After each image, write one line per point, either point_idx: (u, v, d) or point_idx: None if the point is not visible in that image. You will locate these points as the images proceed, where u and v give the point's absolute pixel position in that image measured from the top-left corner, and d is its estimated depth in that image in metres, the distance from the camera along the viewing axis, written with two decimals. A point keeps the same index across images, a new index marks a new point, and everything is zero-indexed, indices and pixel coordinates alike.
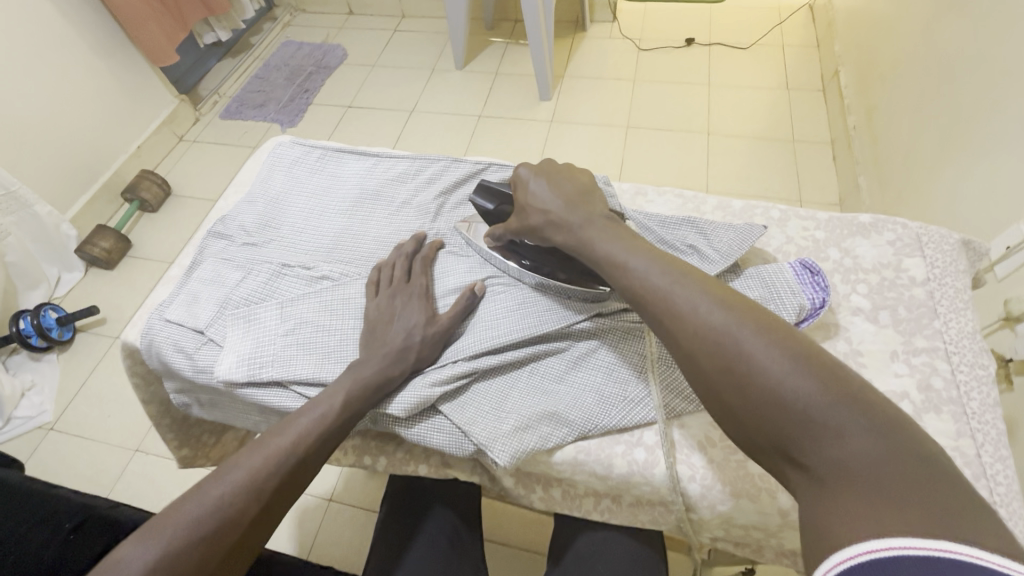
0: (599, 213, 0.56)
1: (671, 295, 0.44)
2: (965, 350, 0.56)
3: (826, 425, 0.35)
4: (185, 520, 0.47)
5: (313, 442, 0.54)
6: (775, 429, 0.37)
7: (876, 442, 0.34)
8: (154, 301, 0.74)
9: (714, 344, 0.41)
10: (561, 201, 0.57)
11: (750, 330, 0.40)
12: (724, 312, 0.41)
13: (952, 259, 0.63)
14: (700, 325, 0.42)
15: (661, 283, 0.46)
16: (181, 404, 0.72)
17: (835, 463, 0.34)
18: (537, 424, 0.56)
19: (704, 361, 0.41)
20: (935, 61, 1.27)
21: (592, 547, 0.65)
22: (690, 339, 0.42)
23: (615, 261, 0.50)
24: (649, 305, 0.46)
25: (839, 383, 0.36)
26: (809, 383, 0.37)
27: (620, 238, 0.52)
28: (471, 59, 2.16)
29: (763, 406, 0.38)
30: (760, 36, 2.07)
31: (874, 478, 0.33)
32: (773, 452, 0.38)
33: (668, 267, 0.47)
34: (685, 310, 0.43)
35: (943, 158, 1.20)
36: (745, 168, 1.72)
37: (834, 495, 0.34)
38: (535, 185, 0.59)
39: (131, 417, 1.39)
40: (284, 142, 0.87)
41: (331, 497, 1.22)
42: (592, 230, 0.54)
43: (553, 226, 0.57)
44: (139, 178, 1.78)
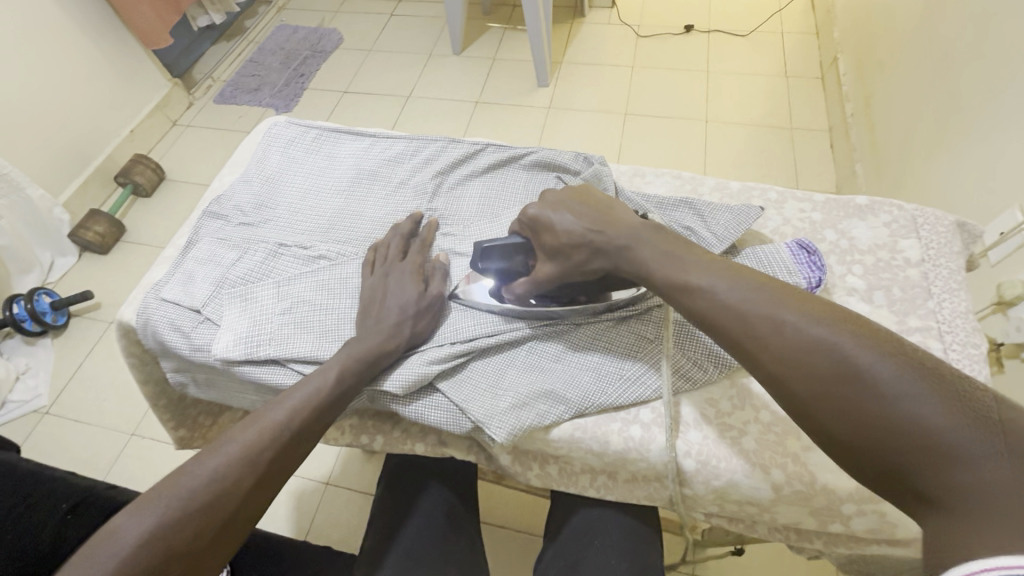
0: (638, 226, 0.55)
1: (754, 314, 0.44)
2: (958, 330, 0.57)
3: (944, 445, 0.35)
4: (181, 491, 0.48)
5: (307, 415, 0.54)
6: (888, 452, 0.37)
7: (1006, 468, 0.33)
8: (150, 280, 0.74)
9: (811, 362, 0.40)
10: (597, 225, 0.56)
11: (853, 346, 0.39)
12: (819, 327, 0.41)
13: (947, 240, 0.63)
14: (795, 343, 0.41)
15: (743, 301, 0.45)
16: (178, 384, 0.71)
17: (955, 486, 0.34)
18: (534, 401, 0.56)
19: (800, 379, 0.41)
20: (933, 48, 1.27)
21: (587, 523, 0.66)
22: (782, 358, 0.42)
23: (677, 282, 0.49)
24: (729, 327, 0.45)
25: (954, 404, 0.36)
26: (924, 401, 0.36)
27: (676, 257, 0.51)
28: (468, 44, 2.14)
29: (874, 425, 0.38)
30: (759, 23, 2.06)
31: (1008, 500, 0.32)
32: (886, 478, 0.38)
33: (745, 282, 0.46)
34: (774, 331, 0.42)
35: (939, 145, 1.20)
36: (742, 155, 1.72)
37: (956, 519, 0.34)
38: (558, 217, 0.57)
39: (126, 402, 1.39)
40: (279, 122, 0.86)
41: (328, 480, 1.22)
42: (641, 249, 0.53)
43: (598, 252, 0.55)
44: (132, 162, 1.76)
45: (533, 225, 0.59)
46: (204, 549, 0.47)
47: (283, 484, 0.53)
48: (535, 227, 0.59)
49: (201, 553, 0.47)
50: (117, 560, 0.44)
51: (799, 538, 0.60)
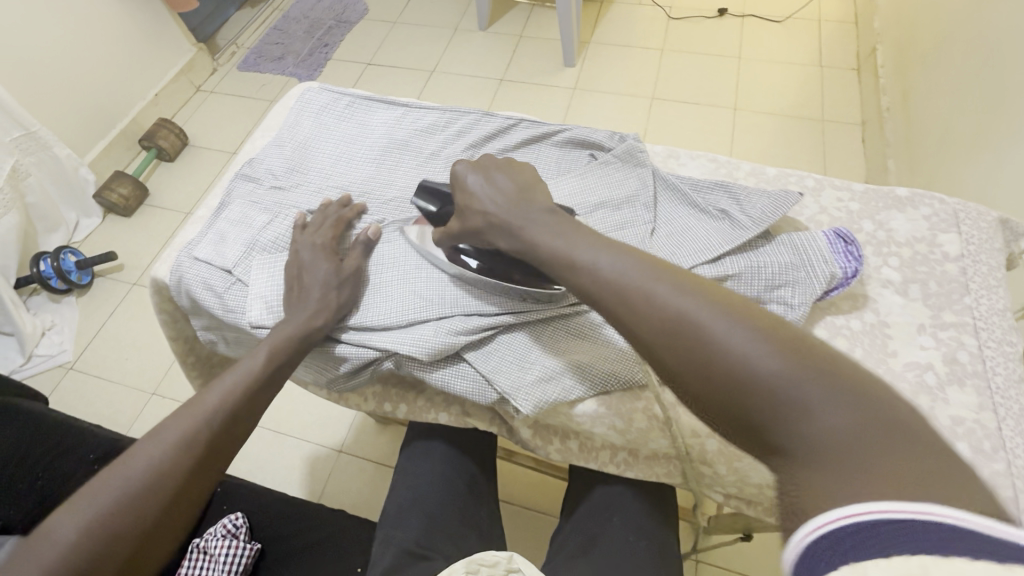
0: (542, 205, 0.53)
1: (624, 286, 0.42)
2: (994, 327, 0.56)
3: (798, 404, 0.34)
4: (123, 479, 0.48)
5: (238, 394, 0.56)
6: (743, 410, 0.35)
7: (852, 416, 0.33)
8: (182, 240, 0.74)
9: (671, 329, 0.39)
10: (505, 197, 0.55)
11: (708, 312, 0.38)
12: (683, 296, 0.40)
13: (988, 236, 0.62)
14: (654, 311, 0.40)
15: (618, 274, 0.43)
16: (208, 342, 0.73)
17: (808, 441, 0.33)
18: (560, 375, 0.57)
19: (667, 353, 0.39)
20: (977, 44, 1.24)
21: (608, 500, 0.67)
22: (648, 330, 0.40)
23: (562, 258, 0.47)
24: (606, 300, 0.43)
25: (804, 359, 0.35)
26: (776, 358, 0.35)
27: (562, 231, 0.50)
28: (495, 20, 2.11)
29: (725, 386, 0.36)
30: (796, 9, 2.00)
31: (853, 449, 0.31)
32: (743, 437, 0.36)
33: (618, 254, 0.45)
34: (642, 300, 0.41)
35: (979, 144, 1.17)
36: (770, 145, 1.69)
37: (814, 472, 0.32)
38: (475, 183, 0.57)
39: (147, 362, 1.42)
40: (313, 87, 0.86)
41: (341, 447, 1.25)
42: (532, 228, 0.51)
43: (494, 228, 0.54)
44: (157, 126, 1.77)
45: (455, 185, 0.59)
46: (150, 534, 0.48)
47: (230, 461, 0.55)
48: (455, 188, 0.59)
49: (146, 539, 0.47)
50: (57, 555, 0.43)
51: None
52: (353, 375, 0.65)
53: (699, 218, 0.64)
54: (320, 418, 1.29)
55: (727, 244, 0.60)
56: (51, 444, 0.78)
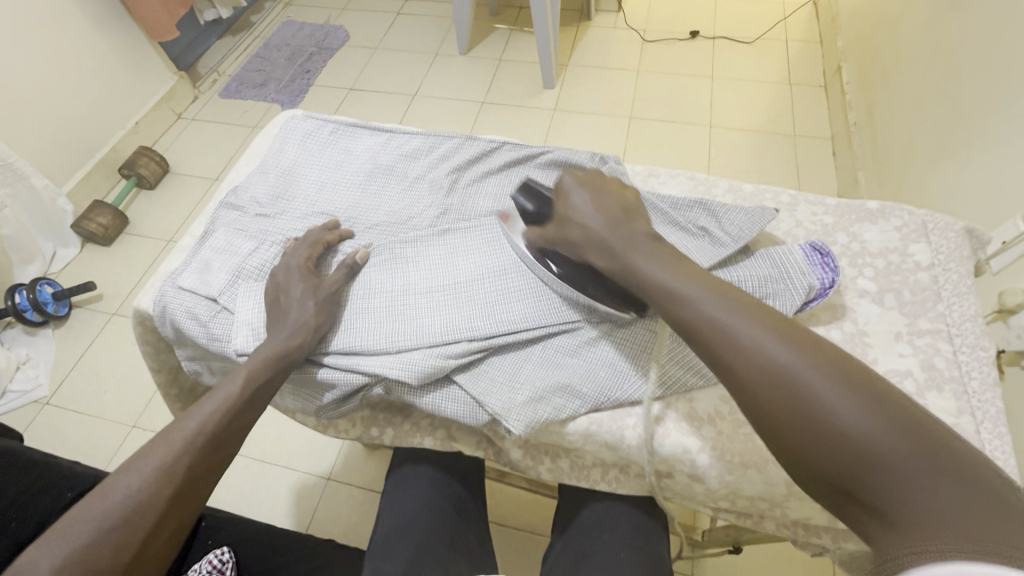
0: (643, 233, 0.52)
1: (728, 329, 0.42)
2: (967, 333, 0.58)
3: (899, 472, 0.34)
4: (102, 511, 0.47)
5: (217, 418, 0.54)
6: (845, 469, 0.36)
7: (956, 489, 0.33)
8: (165, 269, 0.73)
9: (775, 381, 0.39)
10: (605, 214, 0.54)
11: (814, 368, 0.39)
12: (785, 349, 0.40)
13: (957, 245, 0.64)
14: (759, 359, 0.40)
15: (719, 316, 0.43)
16: (193, 372, 0.71)
17: (909, 508, 0.34)
18: (550, 395, 0.57)
19: (773, 402, 0.39)
20: (935, 61, 1.30)
21: (597, 519, 0.67)
22: (752, 375, 0.40)
23: (663, 286, 0.47)
24: (706, 338, 0.43)
25: (909, 427, 0.36)
26: (878, 423, 0.36)
27: (670, 261, 0.49)
28: (474, 45, 2.15)
29: (826, 445, 0.37)
30: (764, 30, 2.08)
31: (955, 520, 0.32)
32: (839, 495, 0.37)
33: (722, 295, 0.44)
34: (749, 346, 0.41)
35: (943, 156, 1.22)
36: (744, 161, 1.74)
37: (913, 539, 0.33)
38: (578, 197, 0.56)
39: (126, 394, 1.38)
40: (297, 115, 0.86)
41: (330, 475, 1.22)
42: (635, 254, 0.50)
43: (591, 243, 0.53)
44: (137, 154, 1.76)
45: (558, 194, 0.58)
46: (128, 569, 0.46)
47: (212, 490, 0.53)
48: (557, 195, 0.58)
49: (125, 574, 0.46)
50: None
51: (807, 534, 0.60)
52: (341, 403, 0.64)
53: (680, 234, 0.65)
54: (308, 446, 1.26)
55: (708, 262, 0.61)
56: (25, 484, 0.75)
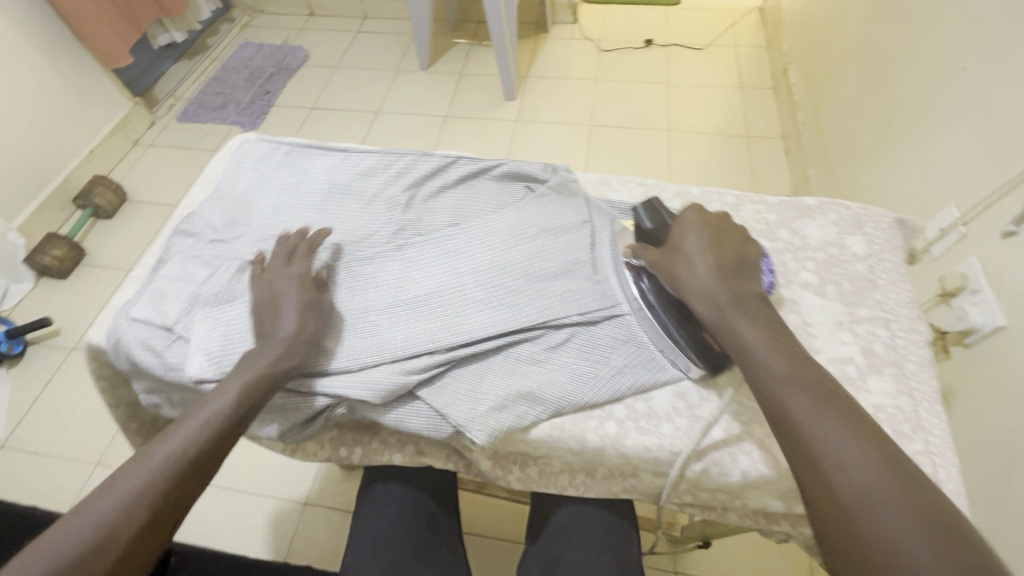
0: (754, 295, 0.53)
1: (795, 410, 0.45)
2: (901, 318, 0.61)
3: None
4: (69, 537, 0.45)
5: (192, 448, 0.51)
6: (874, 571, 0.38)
7: None
8: (118, 300, 0.72)
9: (829, 471, 0.42)
10: (716, 264, 0.54)
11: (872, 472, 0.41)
12: (847, 443, 0.42)
13: (889, 236, 0.68)
14: (820, 447, 0.42)
15: (795, 395, 0.45)
16: (151, 405, 0.70)
17: None
18: (512, 403, 0.58)
19: (862, 530, 0.39)
20: (871, 62, 1.37)
21: (569, 524, 0.68)
22: (824, 473, 0.42)
23: (758, 353, 0.48)
24: (775, 413, 0.46)
25: (952, 549, 0.37)
26: (922, 538, 0.37)
27: (771, 330, 0.50)
28: (435, 60, 2.18)
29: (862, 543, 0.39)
30: (714, 37, 2.16)
31: None
32: None
33: (804, 376, 0.46)
34: (812, 433, 0.43)
35: (883, 151, 1.28)
36: (703, 162, 1.79)
37: None
38: (694, 241, 0.56)
39: (89, 431, 1.34)
40: (250, 139, 0.86)
41: (307, 500, 1.20)
42: (741, 321, 0.50)
43: (694, 284, 0.54)
44: (92, 183, 1.71)
45: (680, 225, 0.59)
46: None
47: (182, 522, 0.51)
48: (678, 226, 0.59)
49: None
50: None
51: (768, 521, 0.62)
52: (303, 426, 0.63)
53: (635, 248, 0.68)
54: (282, 471, 1.24)
55: None
56: None
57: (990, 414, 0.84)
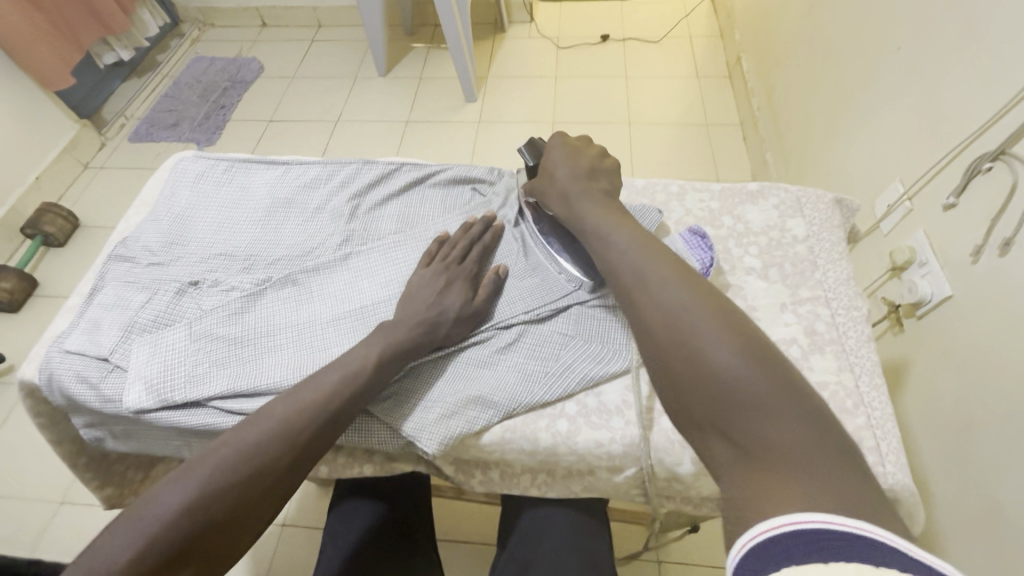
0: (599, 190, 0.61)
1: (634, 278, 0.49)
2: (842, 296, 0.63)
3: (755, 403, 0.39)
4: (148, 519, 0.44)
5: (273, 454, 0.48)
6: (709, 402, 0.40)
7: (795, 428, 0.37)
8: (53, 333, 0.69)
9: (665, 320, 0.45)
10: (575, 173, 0.63)
11: (704, 316, 0.44)
12: (680, 295, 0.46)
13: (827, 216, 0.69)
14: (654, 303, 0.46)
15: (636, 266, 0.50)
16: (95, 439, 0.67)
17: (753, 436, 0.38)
18: (463, 409, 0.57)
19: (659, 334, 0.45)
20: (816, 45, 1.40)
21: (535, 522, 0.68)
22: (661, 322, 0.45)
23: (602, 237, 0.55)
24: (623, 281, 0.50)
25: (769, 372, 0.40)
26: (745, 364, 0.40)
27: (611, 216, 0.57)
28: (393, 65, 2.15)
29: (698, 378, 0.41)
30: (669, 29, 2.19)
31: (789, 451, 0.36)
32: (698, 424, 0.41)
33: (647, 251, 0.52)
34: (648, 290, 0.47)
35: (832, 132, 1.31)
36: (665, 153, 1.81)
37: (757, 469, 0.36)
38: (551, 160, 0.65)
39: (50, 468, 1.28)
40: (187, 156, 0.84)
41: (285, 520, 1.17)
42: (588, 217, 0.58)
43: (553, 191, 0.63)
44: (40, 211, 1.64)
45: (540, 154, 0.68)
46: None
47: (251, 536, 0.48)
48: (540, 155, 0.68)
49: None
50: None
51: None
52: None
53: None
54: None
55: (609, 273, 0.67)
56: None
57: (944, 383, 0.86)
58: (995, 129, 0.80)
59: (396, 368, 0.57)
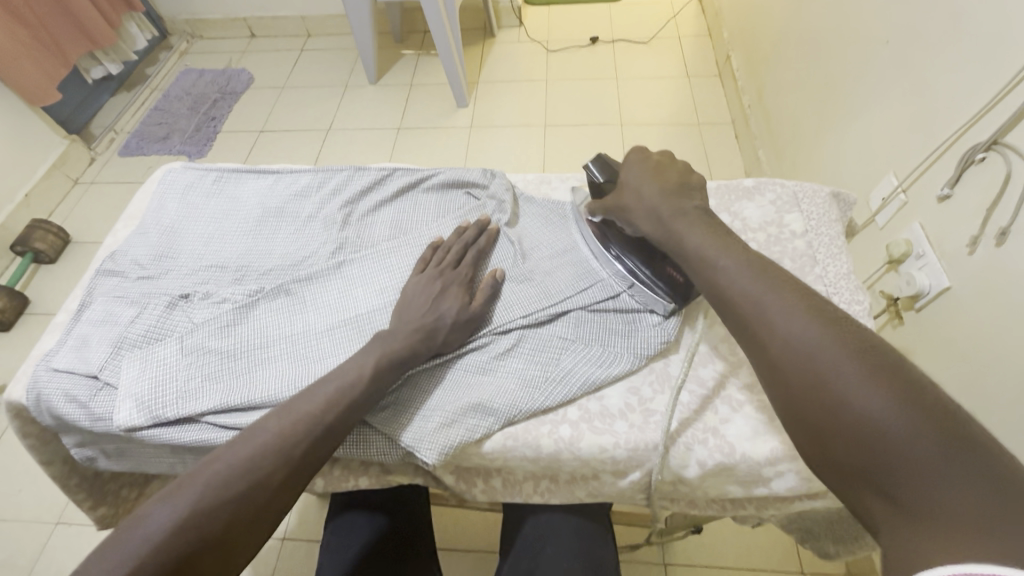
0: (696, 207, 0.55)
1: (748, 308, 0.46)
2: (842, 290, 0.62)
3: (916, 461, 0.35)
4: (134, 542, 0.42)
5: (269, 467, 0.47)
6: (856, 456, 0.38)
7: (971, 492, 0.33)
8: (40, 351, 0.68)
9: (800, 360, 0.41)
10: (657, 190, 0.57)
11: (844, 358, 0.40)
12: (811, 330, 0.42)
13: (825, 210, 0.69)
14: (786, 339, 0.42)
15: (752, 292, 0.46)
16: (85, 459, 0.65)
17: (919, 494, 0.34)
18: (462, 417, 0.56)
19: (792, 373, 0.42)
20: (805, 41, 1.41)
21: (538, 530, 0.67)
22: (795, 364, 0.42)
23: (704, 259, 0.51)
24: (742, 311, 0.46)
25: (933, 421, 0.35)
26: (901, 416, 0.36)
27: (716, 235, 0.52)
28: (384, 72, 2.15)
29: (844, 428, 0.38)
30: (658, 29, 2.19)
31: (963, 516, 0.32)
32: (848, 477, 0.38)
33: (762, 276, 0.47)
34: (775, 321, 0.44)
35: (824, 127, 1.31)
36: (658, 153, 1.81)
37: (917, 530, 0.34)
38: (631, 177, 0.60)
39: (44, 489, 1.26)
40: (175, 168, 0.83)
41: (285, 535, 1.15)
42: (686, 232, 0.53)
43: (648, 210, 0.57)
44: (30, 228, 1.62)
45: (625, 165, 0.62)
46: None
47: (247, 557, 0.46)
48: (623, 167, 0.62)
49: None
50: None
51: (735, 506, 0.62)
52: None
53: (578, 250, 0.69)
54: None
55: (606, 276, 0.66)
56: None
57: (945, 375, 0.85)
58: (986, 119, 0.80)
59: (394, 376, 0.56)
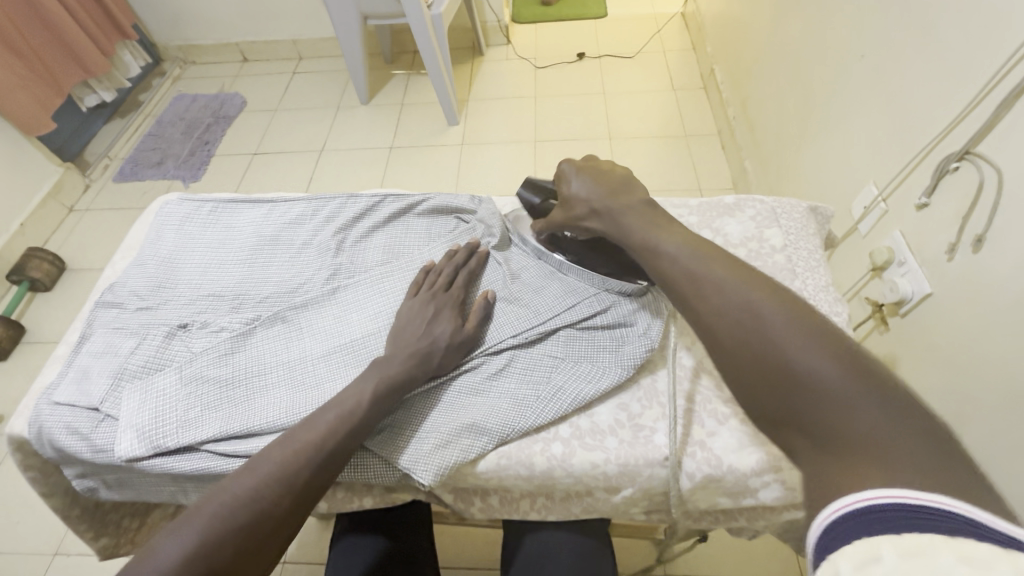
0: (636, 202, 0.57)
1: (684, 278, 0.47)
2: (822, 302, 0.64)
3: (839, 396, 0.35)
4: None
5: (274, 497, 0.49)
6: (785, 399, 0.38)
7: (891, 421, 0.34)
8: (41, 384, 0.69)
9: (734, 318, 0.42)
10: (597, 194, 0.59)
11: (776, 315, 0.41)
12: (747, 293, 0.43)
13: (802, 224, 0.72)
14: (719, 305, 0.43)
15: (691, 264, 0.48)
16: (86, 489, 0.66)
17: (841, 428, 0.35)
18: (457, 437, 0.58)
19: (724, 335, 0.42)
20: (784, 54, 1.45)
21: (539, 547, 0.67)
22: (727, 326, 0.42)
23: (648, 246, 0.52)
24: (680, 285, 0.47)
25: (854, 362, 0.37)
26: (827, 361, 0.37)
27: (654, 224, 0.54)
28: (375, 93, 2.19)
29: (774, 374, 0.39)
30: (643, 44, 2.24)
31: (881, 442, 0.33)
32: (777, 426, 0.39)
33: (696, 248, 0.49)
34: (712, 286, 0.45)
35: (805, 137, 1.35)
36: (646, 165, 1.84)
37: (838, 460, 0.34)
38: (573, 186, 0.61)
39: (43, 519, 1.25)
40: (172, 199, 0.85)
41: (286, 557, 1.15)
42: (626, 222, 0.56)
43: (596, 213, 0.59)
44: (26, 257, 1.64)
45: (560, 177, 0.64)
46: None
47: None
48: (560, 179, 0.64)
49: None
50: None
51: (726, 517, 0.63)
52: None
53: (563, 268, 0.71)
54: None
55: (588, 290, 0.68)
56: None
57: (929, 379, 0.87)
58: (957, 130, 0.83)
59: (391, 400, 0.58)
